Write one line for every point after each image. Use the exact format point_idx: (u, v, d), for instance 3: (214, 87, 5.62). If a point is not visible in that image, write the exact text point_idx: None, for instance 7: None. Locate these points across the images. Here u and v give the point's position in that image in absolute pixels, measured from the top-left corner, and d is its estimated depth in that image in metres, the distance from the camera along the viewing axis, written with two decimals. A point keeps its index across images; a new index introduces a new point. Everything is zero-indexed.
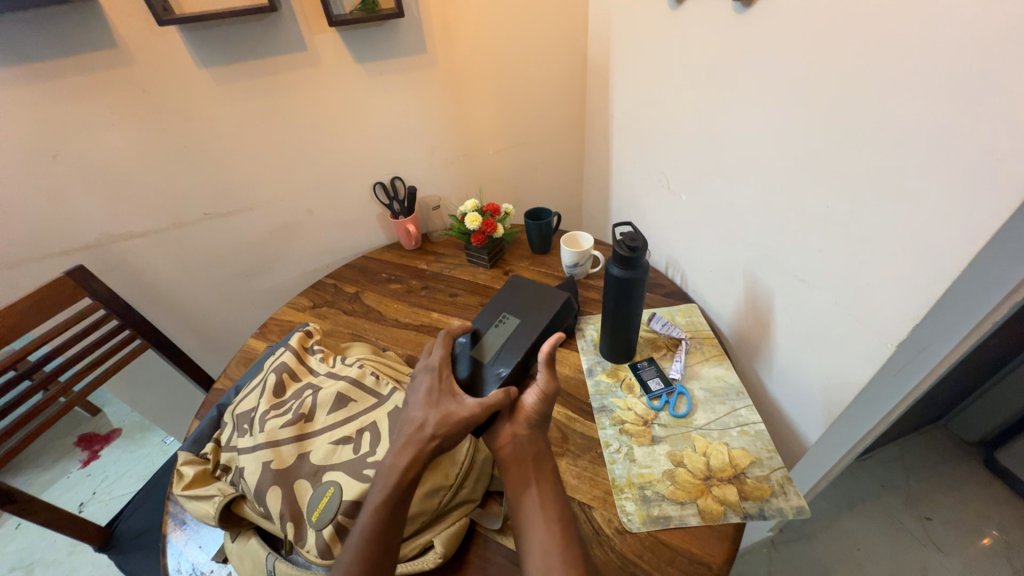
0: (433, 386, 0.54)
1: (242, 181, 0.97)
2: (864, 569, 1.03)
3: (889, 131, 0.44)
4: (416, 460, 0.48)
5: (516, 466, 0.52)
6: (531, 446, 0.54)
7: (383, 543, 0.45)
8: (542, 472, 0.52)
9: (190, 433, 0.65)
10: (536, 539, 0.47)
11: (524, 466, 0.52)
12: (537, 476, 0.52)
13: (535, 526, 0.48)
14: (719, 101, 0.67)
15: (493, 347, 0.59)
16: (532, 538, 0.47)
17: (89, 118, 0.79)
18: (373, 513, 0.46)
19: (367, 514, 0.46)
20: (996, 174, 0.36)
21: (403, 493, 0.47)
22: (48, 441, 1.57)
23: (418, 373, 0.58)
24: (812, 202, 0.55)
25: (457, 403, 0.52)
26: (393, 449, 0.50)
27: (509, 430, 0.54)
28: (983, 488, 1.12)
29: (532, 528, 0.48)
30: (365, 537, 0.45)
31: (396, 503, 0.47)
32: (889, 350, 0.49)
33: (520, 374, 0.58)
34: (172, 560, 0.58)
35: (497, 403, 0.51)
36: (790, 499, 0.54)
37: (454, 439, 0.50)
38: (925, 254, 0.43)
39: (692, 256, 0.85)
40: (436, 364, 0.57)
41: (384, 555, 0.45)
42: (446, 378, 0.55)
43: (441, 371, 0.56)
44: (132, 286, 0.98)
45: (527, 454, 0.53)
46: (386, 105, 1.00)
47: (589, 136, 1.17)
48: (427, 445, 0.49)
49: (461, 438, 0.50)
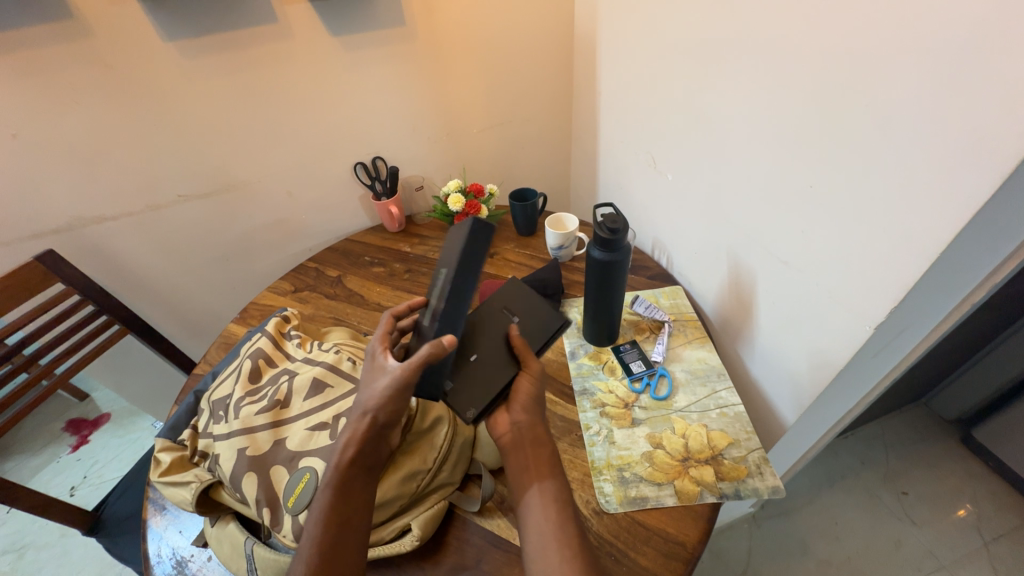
0: (368, 366, 0.53)
1: (217, 161, 0.94)
2: (840, 542, 1.06)
3: (872, 109, 0.42)
4: (354, 440, 0.48)
5: (515, 453, 0.51)
6: (529, 431, 0.53)
7: (337, 523, 0.45)
8: (541, 458, 0.51)
9: (167, 420, 0.64)
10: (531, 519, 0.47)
11: (523, 451, 0.51)
12: (535, 461, 0.50)
13: (532, 510, 0.47)
14: (704, 77, 0.64)
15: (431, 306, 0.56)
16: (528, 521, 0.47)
17: (49, 95, 0.75)
18: (322, 496, 0.46)
19: (319, 501, 0.46)
20: (978, 154, 0.35)
21: (354, 473, 0.48)
22: (36, 427, 1.56)
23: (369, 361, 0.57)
24: (794, 182, 0.54)
25: (384, 374, 0.50)
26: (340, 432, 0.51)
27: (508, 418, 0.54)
28: (960, 464, 1.15)
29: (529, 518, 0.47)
30: (321, 521, 0.45)
31: (342, 485, 0.47)
32: (867, 333, 0.49)
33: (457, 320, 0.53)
34: (153, 545, 0.58)
35: (422, 358, 0.48)
36: (765, 480, 0.54)
37: (389, 408, 0.49)
38: (905, 235, 0.42)
39: (677, 237, 0.83)
40: (373, 344, 0.55)
41: (342, 538, 0.44)
42: (378, 355, 0.53)
43: (374, 348, 0.55)
44: (108, 271, 0.95)
45: (525, 440, 0.52)
46: (365, 82, 0.96)
47: (577, 114, 1.13)
48: (361, 424, 0.49)
49: (397, 406, 0.49)
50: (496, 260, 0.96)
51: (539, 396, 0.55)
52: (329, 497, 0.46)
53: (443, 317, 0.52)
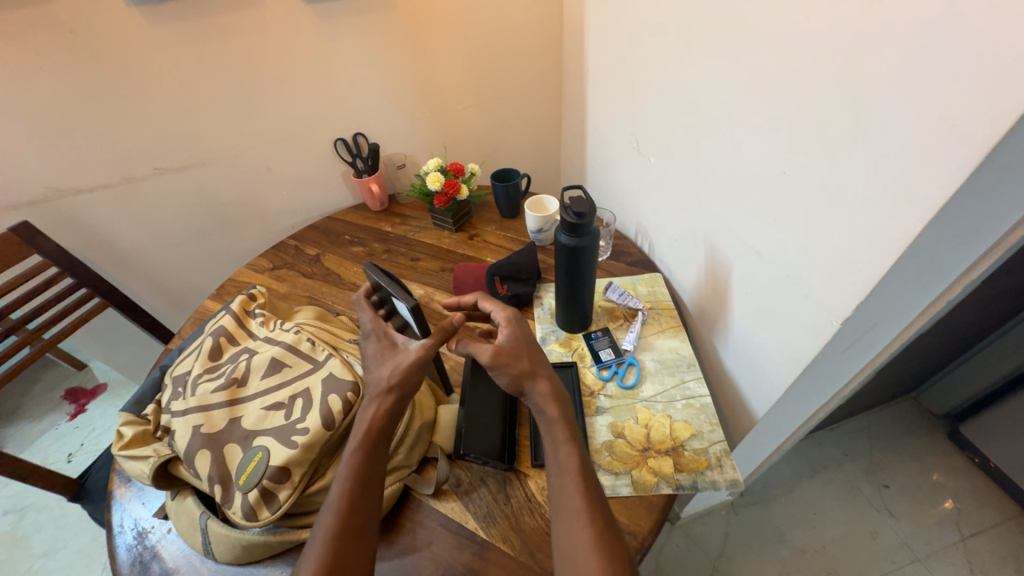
0: (378, 348, 0.53)
1: (192, 134, 0.92)
2: (817, 530, 1.06)
3: (848, 88, 0.39)
4: (382, 410, 0.49)
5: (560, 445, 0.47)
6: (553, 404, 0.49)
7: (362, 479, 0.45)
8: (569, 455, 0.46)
9: (132, 393, 0.65)
10: (560, 518, 0.43)
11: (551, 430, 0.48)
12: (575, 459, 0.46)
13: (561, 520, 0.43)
14: (686, 51, 0.61)
15: (482, 399, 0.62)
16: (560, 545, 0.42)
17: (12, 61, 0.73)
18: (355, 451, 0.46)
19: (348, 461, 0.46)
20: (948, 142, 0.33)
21: (380, 436, 0.48)
22: (36, 395, 1.60)
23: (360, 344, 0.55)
24: (769, 168, 0.51)
25: (398, 353, 0.52)
26: (379, 366, 0.51)
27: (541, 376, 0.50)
28: (944, 459, 1.14)
29: (562, 538, 0.42)
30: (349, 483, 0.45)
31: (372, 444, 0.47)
32: (833, 328, 0.47)
33: (480, 396, 0.62)
34: (116, 515, 0.59)
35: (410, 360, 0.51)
36: (725, 473, 0.53)
37: (410, 383, 0.50)
38: (874, 227, 0.40)
39: (659, 221, 0.81)
40: (375, 328, 0.55)
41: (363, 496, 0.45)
42: (382, 333, 0.54)
43: (378, 332, 0.55)
44: (87, 245, 0.96)
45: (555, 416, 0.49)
46: (342, 53, 0.93)
47: (566, 91, 1.09)
48: (386, 398, 0.49)
49: (413, 381, 0.51)
50: (475, 242, 0.94)
51: (528, 354, 0.51)
52: (356, 454, 0.46)
53: (470, 399, 0.61)
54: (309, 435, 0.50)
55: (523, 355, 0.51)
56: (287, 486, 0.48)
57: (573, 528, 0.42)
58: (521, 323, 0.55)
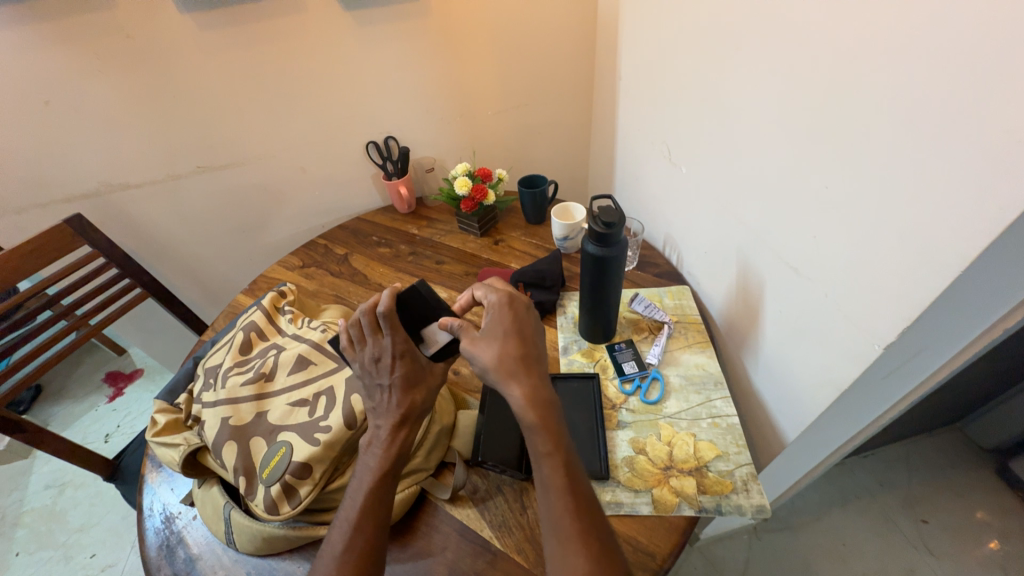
0: (403, 370, 0.50)
1: (233, 134, 0.96)
2: (847, 564, 1.01)
3: (899, 101, 0.37)
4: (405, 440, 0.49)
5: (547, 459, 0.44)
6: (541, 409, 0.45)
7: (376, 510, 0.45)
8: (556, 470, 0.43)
9: (166, 382, 0.68)
10: (553, 536, 0.42)
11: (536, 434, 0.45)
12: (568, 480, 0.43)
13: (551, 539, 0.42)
14: (725, 61, 0.59)
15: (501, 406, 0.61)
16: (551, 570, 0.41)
17: (74, 63, 0.78)
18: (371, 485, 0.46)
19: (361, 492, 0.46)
20: (1013, 161, 0.30)
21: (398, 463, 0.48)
22: (79, 376, 1.70)
23: (376, 360, 0.50)
24: (810, 181, 0.49)
25: (424, 379, 0.52)
26: (405, 390, 0.50)
27: (528, 384, 0.46)
28: (992, 496, 1.06)
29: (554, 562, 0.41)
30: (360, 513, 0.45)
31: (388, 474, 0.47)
32: (875, 353, 0.45)
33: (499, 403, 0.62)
34: (146, 499, 0.61)
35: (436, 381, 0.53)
36: (751, 498, 0.51)
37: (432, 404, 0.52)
38: (922, 247, 0.38)
39: (689, 232, 0.79)
40: (399, 348, 0.50)
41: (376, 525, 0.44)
42: (405, 352, 0.51)
43: (400, 351, 0.51)
44: (133, 237, 1.01)
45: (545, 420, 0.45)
46: (379, 59, 0.95)
47: (597, 98, 1.08)
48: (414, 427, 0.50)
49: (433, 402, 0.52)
50: (500, 247, 0.94)
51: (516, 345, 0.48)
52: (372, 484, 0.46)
53: (489, 406, 0.61)
54: (331, 433, 0.51)
55: (492, 343, 0.48)
56: (308, 483, 0.49)
57: (566, 556, 0.40)
58: (512, 311, 0.51)
